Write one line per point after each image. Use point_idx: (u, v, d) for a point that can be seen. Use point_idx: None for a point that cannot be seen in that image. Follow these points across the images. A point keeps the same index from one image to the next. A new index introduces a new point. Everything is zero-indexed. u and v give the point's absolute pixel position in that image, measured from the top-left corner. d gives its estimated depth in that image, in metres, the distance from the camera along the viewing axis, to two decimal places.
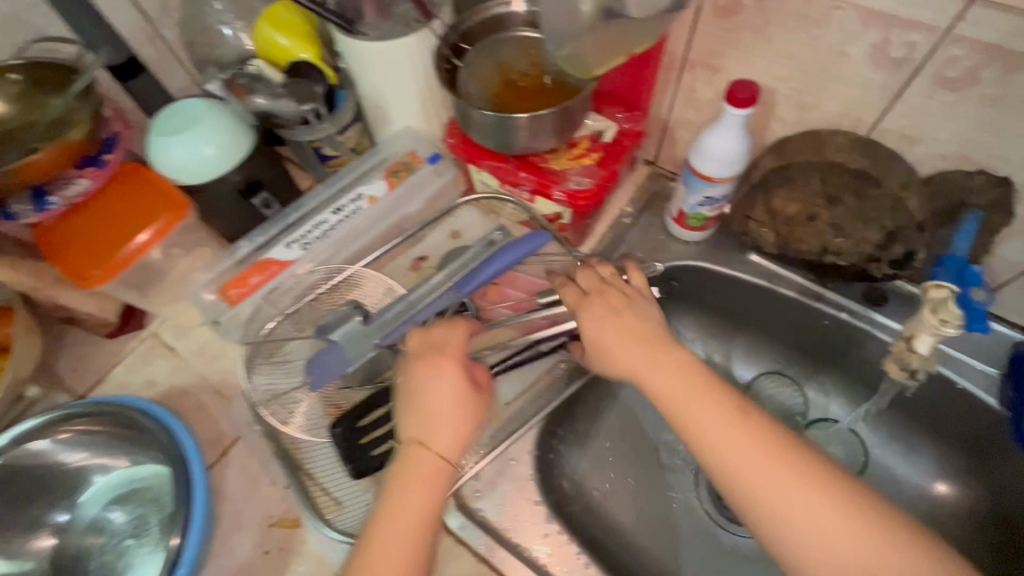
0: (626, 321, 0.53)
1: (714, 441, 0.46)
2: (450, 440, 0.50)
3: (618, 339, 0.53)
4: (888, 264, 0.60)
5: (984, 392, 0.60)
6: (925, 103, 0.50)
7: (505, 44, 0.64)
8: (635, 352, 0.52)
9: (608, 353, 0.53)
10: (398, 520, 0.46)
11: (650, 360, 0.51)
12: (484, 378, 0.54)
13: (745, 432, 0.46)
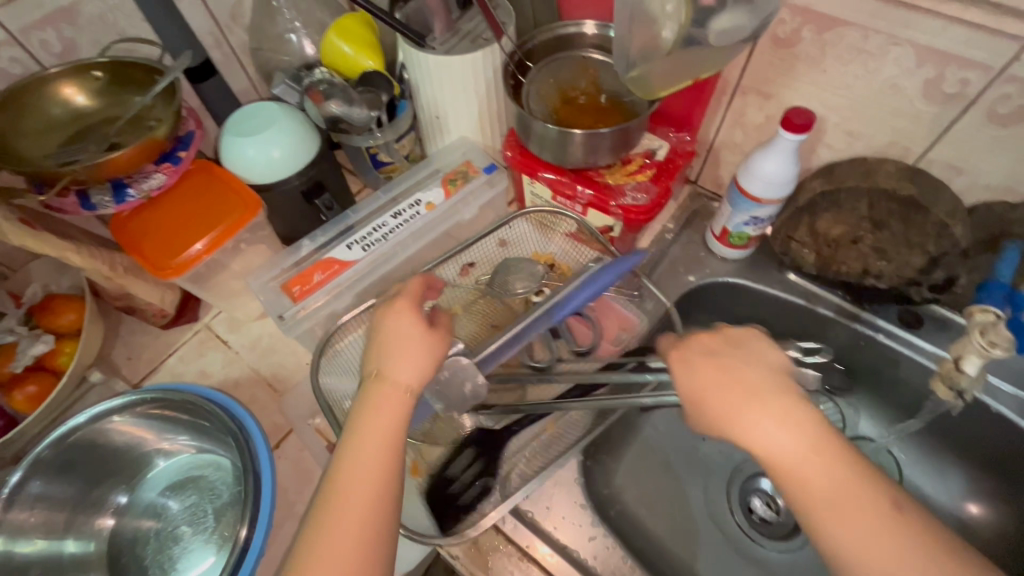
0: (728, 367, 0.47)
1: (804, 483, 0.41)
2: (410, 370, 0.49)
3: (729, 397, 0.45)
4: (928, 288, 0.64)
5: (1016, 416, 0.61)
6: (975, 137, 0.53)
7: (565, 64, 0.67)
8: (731, 398, 0.45)
9: (704, 401, 0.46)
10: (365, 444, 0.45)
11: (728, 380, 0.46)
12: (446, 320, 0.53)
13: (855, 494, 0.40)
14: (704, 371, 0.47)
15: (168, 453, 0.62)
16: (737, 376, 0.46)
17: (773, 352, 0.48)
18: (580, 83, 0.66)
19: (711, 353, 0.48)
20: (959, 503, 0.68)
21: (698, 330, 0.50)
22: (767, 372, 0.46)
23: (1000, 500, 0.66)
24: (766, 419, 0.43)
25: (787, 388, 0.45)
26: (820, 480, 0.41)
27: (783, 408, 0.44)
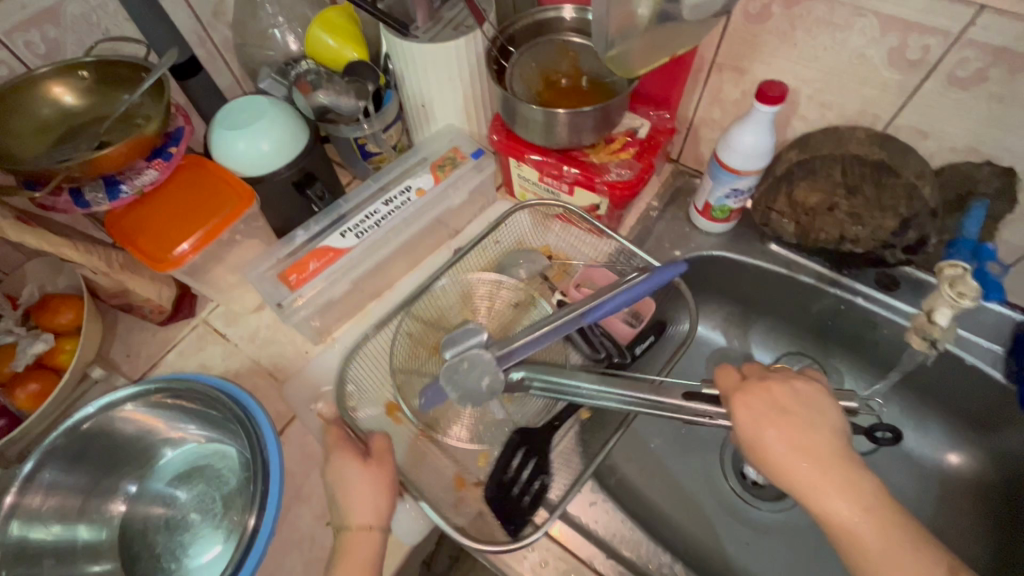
0: (802, 433, 0.49)
1: (873, 562, 0.44)
2: (369, 514, 0.53)
3: (802, 464, 0.48)
4: (902, 250, 0.66)
5: (990, 367, 0.65)
6: (938, 101, 0.55)
7: (546, 47, 0.68)
8: (812, 470, 0.47)
9: (775, 463, 0.48)
10: None
11: (800, 446, 0.48)
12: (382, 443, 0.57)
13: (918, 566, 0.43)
14: (777, 432, 0.49)
15: (176, 443, 0.63)
16: (814, 447, 0.48)
17: (836, 415, 0.50)
18: (563, 65, 0.68)
19: (785, 418, 0.49)
20: (941, 455, 0.72)
21: (772, 389, 0.51)
22: (833, 440, 0.49)
23: (978, 449, 0.70)
24: (830, 484, 0.47)
25: (852, 460, 0.48)
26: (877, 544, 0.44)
27: (847, 476, 0.47)
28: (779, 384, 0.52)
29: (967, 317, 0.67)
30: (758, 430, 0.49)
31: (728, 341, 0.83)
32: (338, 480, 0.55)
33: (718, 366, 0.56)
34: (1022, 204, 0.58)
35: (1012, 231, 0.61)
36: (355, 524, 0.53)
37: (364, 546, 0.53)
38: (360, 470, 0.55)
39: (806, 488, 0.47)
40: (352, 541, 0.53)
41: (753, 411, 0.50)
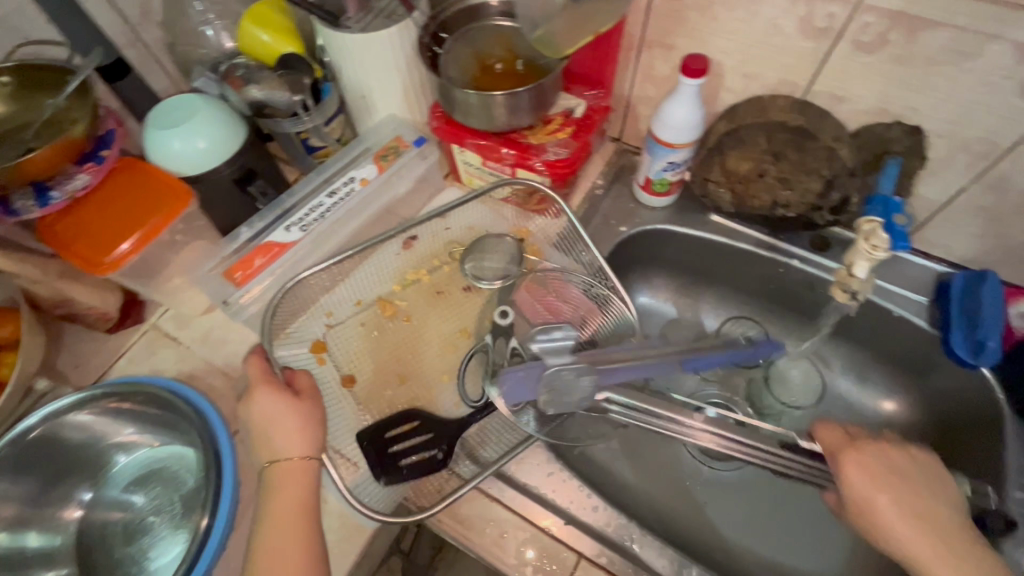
0: (919, 501, 0.49)
1: None
2: (298, 444, 0.54)
3: (917, 533, 0.47)
4: (828, 211, 0.70)
5: (915, 316, 0.69)
6: (848, 66, 0.58)
7: (480, 33, 0.69)
8: (925, 543, 0.47)
9: (889, 534, 0.48)
10: (278, 529, 0.51)
11: (917, 512, 0.48)
12: (305, 380, 0.59)
13: None
14: (886, 492, 0.49)
15: (128, 448, 0.62)
16: (931, 518, 0.48)
17: (954, 492, 0.51)
18: (495, 49, 0.68)
19: (889, 482, 0.49)
20: (880, 402, 0.76)
21: (871, 446, 0.51)
22: (951, 513, 0.49)
23: (912, 394, 0.74)
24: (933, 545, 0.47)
25: (970, 536, 0.48)
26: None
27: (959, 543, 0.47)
28: (902, 450, 0.52)
29: (892, 273, 0.72)
30: (866, 495, 0.49)
31: (680, 312, 0.85)
32: (262, 417, 0.55)
33: (817, 425, 0.56)
34: (933, 160, 0.62)
35: (926, 186, 0.65)
36: (287, 455, 0.53)
37: (299, 476, 0.53)
38: (284, 401, 0.55)
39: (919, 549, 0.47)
40: (289, 472, 0.53)
41: (866, 472, 0.50)
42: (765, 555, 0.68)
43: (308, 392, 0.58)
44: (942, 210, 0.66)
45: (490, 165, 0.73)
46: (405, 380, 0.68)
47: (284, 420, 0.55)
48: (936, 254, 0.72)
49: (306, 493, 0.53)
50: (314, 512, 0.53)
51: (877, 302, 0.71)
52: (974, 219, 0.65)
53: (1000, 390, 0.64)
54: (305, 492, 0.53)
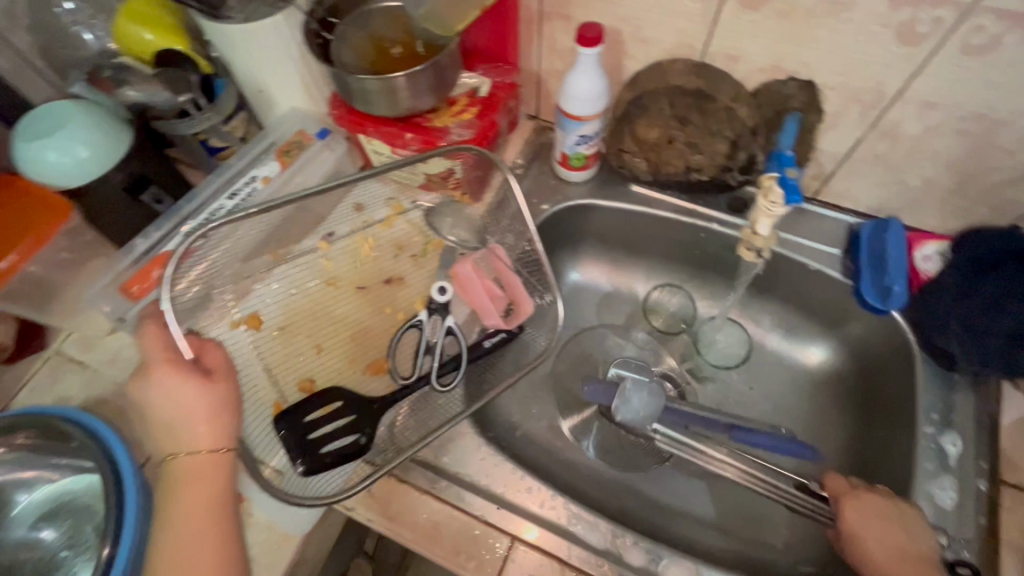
0: (903, 542, 0.52)
1: None
2: (206, 437, 0.52)
3: (897, 564, 0.51)
4: (738, 171, 0.71)
5: (829, 267, 0.71)
6: (737, 24, 0.59)
7: (371, 15, 0.66)
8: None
9: (869, 559, 0.53)
10: (186, 525, 0.49)
11: (903, 552, 0.51)
12: (213, 359, 0.56)
13: None
14: (890, 538, 0.52)
15: (30, 485, 0.59)
16: (912, 554, 0.51)
17: (929, 538, 0.53)
18: (389, 30, 0.66)
19: (890, 532, 0.53)
20: (807, 353, 0.78)
21: (885, 495, 0.56)
22: (931, 559, 0.51)
23: (835, 344, 0.76)
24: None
25: None
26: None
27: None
28: (901, 505, 0.55)
29: (805, 227, 0.73)
30: (863, 533, 0.54)
31: (613, 285, 0.85)
32: (162, 400, 0.52)
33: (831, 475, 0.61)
34: (830, 113, 0.63)
35: (828, 140, 0.66)
36: (193, 448, 0.52)
37: (206, 467, 0.51)
38: (193, 389, 0.53)
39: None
40: (194, 466, 0.51)
41: (862, 516, 0.55)
42: (710, 513, 0.69)
43: (219, 372, 0.55)
44: (845, 162, 0.67)
45: (399, 151, 0.69)
46: (316, 364, 0.66)
47: (189, 410, 0.52)
48: (847, 206, 0.73)
49: (221, 484, 0.51)
50: (231, 506, 0.52)
51: (792, 257, 0.72)
52: (875, 168, 0.66)
53: (911, 333, 0.67)
54: (219, 483, 0.52)
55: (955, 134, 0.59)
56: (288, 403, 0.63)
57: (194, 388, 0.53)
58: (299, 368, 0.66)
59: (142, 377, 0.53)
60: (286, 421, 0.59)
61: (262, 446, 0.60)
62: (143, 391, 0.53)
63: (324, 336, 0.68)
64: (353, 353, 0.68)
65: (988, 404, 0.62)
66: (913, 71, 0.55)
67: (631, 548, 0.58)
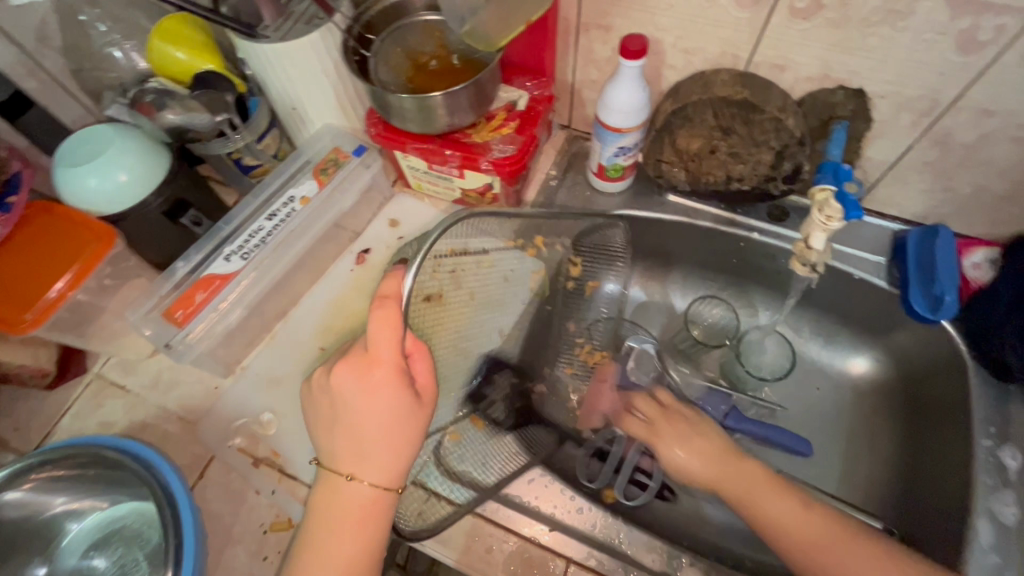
0: (700, 444, 0.64)
1: (819, 547, 0.55)
2: (383, 473, 0.51)
3: (707, 469, 0.62)
4: (782, 181, 0.69)
5: (874, 276, 0.70)
6: (786, 33, 0.57)
7: (408, 30, 0.65)
8: (730, 472, 0.61)
9: (687, 471, 0.63)
10: (329, 553, 0.50)
11: (707, 453, 0.63)
12: (428, 383, 0.52)
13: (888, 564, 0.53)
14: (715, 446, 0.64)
15: (80, 513, 0.58)
16: (712, 450, 0.63)
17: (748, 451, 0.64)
18: (428, 46, 0.65)
19: (686, 437, 0.65)
20: (850, 363, 0.78)
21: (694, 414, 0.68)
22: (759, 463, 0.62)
23: (878, 353, 0.76)
24: (740, 480, 0.60)
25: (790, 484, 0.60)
26: (810, 521, 0.56)
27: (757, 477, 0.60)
28: (674, 413, 0.68)
29: (849, 237, 0.72)
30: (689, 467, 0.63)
31: (648, 295, 0.85)
32: (358, 415, 0.50)
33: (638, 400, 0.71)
34: (879, 121, 0.62)
35: (874, 148, 0.65)
36: (371, 481, 0.50)
37: (379, 509, 0.51)
38: (389, 407, 0.49)
39: (737, 490, 0.60)
40: (362, 500, 0.51)
41: (676, 432, 0.65)
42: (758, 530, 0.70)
43: (427, 399, 0.52)
44: (892, 169, 0.66)
45: (436, 168, 0.69)
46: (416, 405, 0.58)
47: (384, 434, 0.50)
48: (890, 213, 0.72)
49: (377, 527, 0.51)
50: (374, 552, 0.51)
51: (836, 266, 0.71)
52: (922, 175, 0.65)
53: (962, 342, 0.65)
54: (376, 524, 0.51)
55: (1010, 142, 0.58)
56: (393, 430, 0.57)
57: (404, 408, 0.50)
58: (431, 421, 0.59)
59: (363, 371, 0.49)
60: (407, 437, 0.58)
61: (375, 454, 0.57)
62: (354, 385, 0.49)
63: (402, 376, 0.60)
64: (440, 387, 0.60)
65: None
66: (969, 78, 0.54)
67: (685, 569, 0.57)
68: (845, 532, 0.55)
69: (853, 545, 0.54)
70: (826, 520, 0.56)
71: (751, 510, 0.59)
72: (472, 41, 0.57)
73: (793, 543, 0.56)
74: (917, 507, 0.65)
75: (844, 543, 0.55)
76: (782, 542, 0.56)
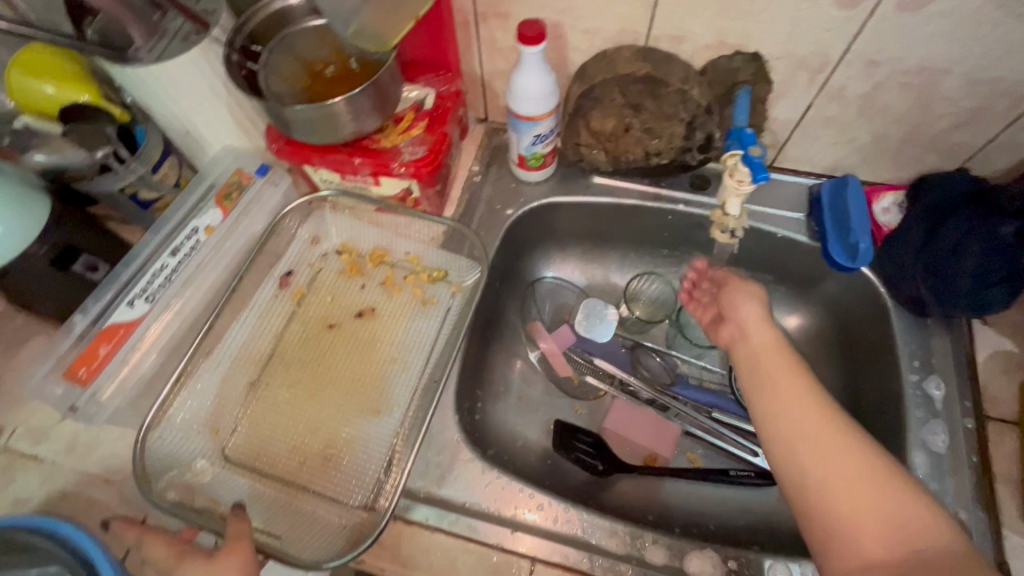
0: (767, 335, 0.54)
1: (804, 433, 0.47)
2: None
3: (765, 346, 0.54)
4: (698, 150, 0.70)
5: (796, 232, 0.72)
6: (677, 4, 0.57)
7: (297, 39, 0.61)
8: (783, 361, 0.52)
9: (749, 354, 0.54)
10: None
11: (772, 346, 0.53)
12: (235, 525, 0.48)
13: (869, 473, 0.44)
14: (772, 332, 0.55)
15: None
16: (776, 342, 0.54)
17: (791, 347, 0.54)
18: (320, 52, 0.61)
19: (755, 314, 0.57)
20: (785, 318, 0.80)
21: (760, 285, 0.60)
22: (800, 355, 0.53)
23: (809, 306, 0.78)
24: (776, 356, 0.52)
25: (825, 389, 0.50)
26: (830, 422, 0.47)
27: (792, 359, 0.52)
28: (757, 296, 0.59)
29: (768, 198, 0.74)
30: (745, 336, 0.56)
31: (589, 279, 0.85)
32: None
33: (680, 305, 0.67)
34: (779, 82, 0.63)
35: (779, 108, 0.66)
36: None
37: None
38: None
39: (760, 362, 0.52)
40: None
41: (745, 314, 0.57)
42: (715, 495, 0.72)
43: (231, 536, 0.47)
44: (798, 127, 0.68)
45: (351, 181, 0.67)
46: (371, 406, 0.63)
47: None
48: (805, 169, 0.74)
49: None
50: None
51: (760, 228, 0.73)
52: (827, 129, 0.67)
53: (881, 286, 0.68)
54: None
55: (900, 88, 0.60)
56: (348, 436, 0.61)
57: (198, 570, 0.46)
58: (358, 451, 0.60)
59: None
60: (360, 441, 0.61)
61: (343, 476, 0.59)
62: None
63: (315, 407, 0.63)
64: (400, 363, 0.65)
65: (961, 343, 0.65)
66: (852, 33, 0.56)
67: (651, 547, 0.57)
68: (863, 452, 0.46)
69: (871, 477, 0.44)
70: (840, 429, 0.47)
71: (763, 388, 0.51)
72: (364, 42, 0.54)
73: (786, 430, 0.48)
74: None
75: (868, 475, 0.44)
76: (768, 413, 0.49)
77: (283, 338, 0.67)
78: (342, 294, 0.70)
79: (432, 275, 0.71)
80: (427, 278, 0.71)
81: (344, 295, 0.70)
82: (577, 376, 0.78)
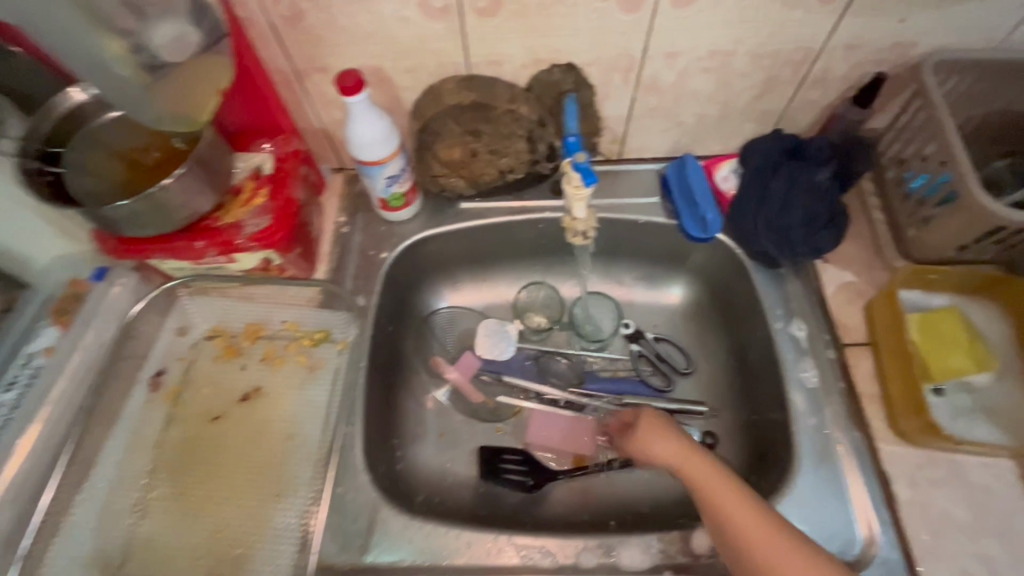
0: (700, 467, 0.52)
1: None
2: None
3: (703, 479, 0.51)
4: (546, 161, 0.72)
5: (656, 215, 0.77)
6: (484, 31, 0.60)
7: (104, 132, 0.58)
8: (727, 496, 0.49)
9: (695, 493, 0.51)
10: None
11: (712, 480, 0.51)
12: None
13: None
14: (702, 460, 0.53)
15: None
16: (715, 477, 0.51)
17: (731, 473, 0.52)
18: (133, 140, 0.58)
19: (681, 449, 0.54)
20: (668, 294, 0.84)
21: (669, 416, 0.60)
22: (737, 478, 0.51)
23: (687, 279, 0.83)
24: (719, 493, 0.50)
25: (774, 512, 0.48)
26: (798, 560, 0.45)
27: (733, 488, 0.50)
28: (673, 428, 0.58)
29: (625, 187, 0.78)
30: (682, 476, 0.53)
31: (483, 300, 0.85)
32: None
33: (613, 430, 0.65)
34: (599, 84, 0.67)
35: (608, 107, 0.70)
36: None
37: None
38: None
39: (713, 508, 0.50)
40: None
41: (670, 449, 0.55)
42: (644, 477, 0.74)
43: None
44: (631, 119, 0.72)
45: (202, 265, 0.63)
46: (274, 492, 0.60)
47: None
48: (650, 155, 0.79)
49: None
50: None
51: (624, 218, 0.77)
52: (655, 117, 0.72)
53: (738, 248, 0.74)
54: None
55: (702, 72, 0.66)
56: (254, 529, 0.58)
57: None
58: (266, 544, 0.57)
59: None
60: (267, 531, 0.58)
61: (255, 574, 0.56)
62: None
63: (212, 509, 0.59)
64: (294, 439, 0.63)
65: (811, 283, 0.71)
66: (645, 32, 0.61)
67: (582, 552, 0.58)
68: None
69: None
70: (809, 563, 0.45)
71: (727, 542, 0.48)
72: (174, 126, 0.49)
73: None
74: (756, 399, 0.72)
75: None
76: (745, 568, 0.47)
77: (161, 448, 0.62)
78: (219, 380, 0.66)
79: (313, 339, 0.69)
80: (306, 343, 0.69)
81: (220, 381, 0.66)
82: (491, 399, 0.78)
